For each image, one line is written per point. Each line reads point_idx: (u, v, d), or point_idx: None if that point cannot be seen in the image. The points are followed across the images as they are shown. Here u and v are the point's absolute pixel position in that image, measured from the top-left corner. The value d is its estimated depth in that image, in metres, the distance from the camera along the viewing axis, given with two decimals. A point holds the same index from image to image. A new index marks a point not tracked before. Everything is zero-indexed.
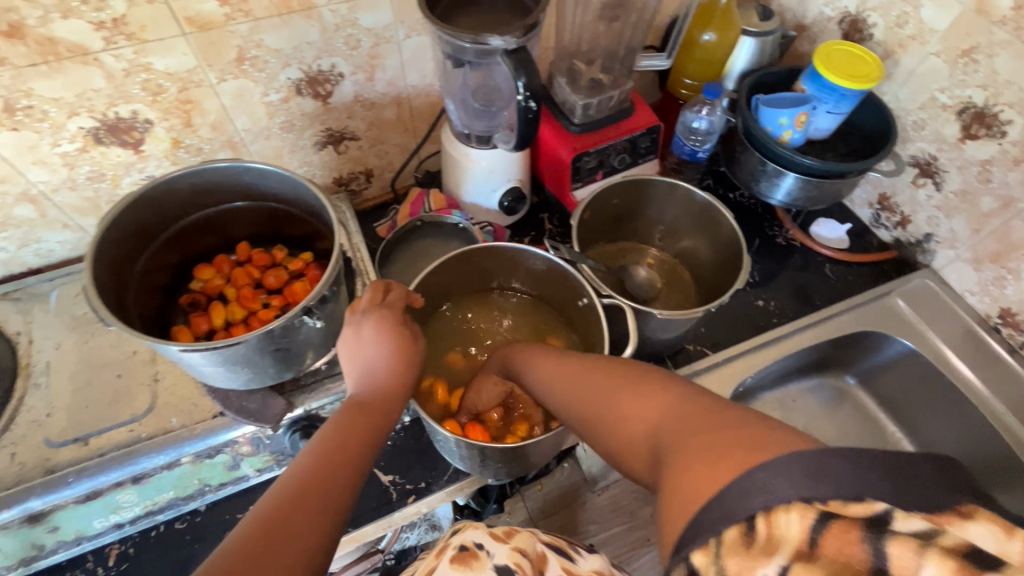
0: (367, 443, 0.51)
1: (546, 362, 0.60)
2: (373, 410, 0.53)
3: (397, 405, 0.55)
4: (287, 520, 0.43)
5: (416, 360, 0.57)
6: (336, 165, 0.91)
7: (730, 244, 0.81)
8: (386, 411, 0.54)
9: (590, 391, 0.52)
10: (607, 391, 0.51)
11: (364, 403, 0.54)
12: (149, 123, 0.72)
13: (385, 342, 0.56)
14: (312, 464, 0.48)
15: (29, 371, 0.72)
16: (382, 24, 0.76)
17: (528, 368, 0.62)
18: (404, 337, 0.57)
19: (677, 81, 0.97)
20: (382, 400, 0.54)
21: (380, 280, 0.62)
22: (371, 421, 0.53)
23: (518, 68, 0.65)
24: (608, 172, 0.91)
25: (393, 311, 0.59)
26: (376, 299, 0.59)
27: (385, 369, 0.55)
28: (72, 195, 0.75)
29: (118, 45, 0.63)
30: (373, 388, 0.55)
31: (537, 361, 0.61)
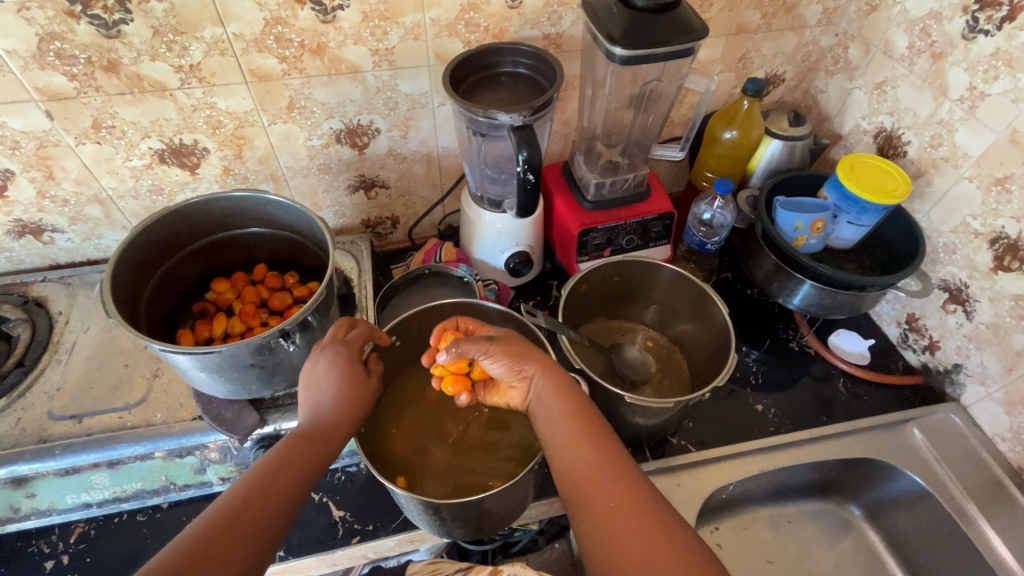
0: (306, 472, 0.54)
1: (563, 413, 0.61)
2: (316, 442, 0.57)
3: (340, 441, 0.58)
4: (216, 542, 0.47)
5: (361, 398, 0.61)
6: (365, 208, 0.99)
7: (722, 335, 0.79)
8: (330, 441, 0.57)
9: (595, 478, 0.57)
10: (610, 491, 0.56)
11: (310, 434, 0.57)
12: (206, 151, 0.83)
13: (336, 380, 0.59)
14: (249, 489, 0.51)
15: (57, 347, 0.81)
16: (419, 92, 0.84)
17: (543, 410, 0.63)
18: (354, 377, 0.61)
19: (699, 172, 0.99)
20: (324, 433, 0.57)
21: (346, 317, 0.66)
22: (314, 453, 0.56)
23: (520, 143, 0.70)
24: (615, 251, 0.92)
25: (349, 349, 0.62)
26: (337, 336, 0.63)
27: (331, 405, 0.59)
28: (133, 202, 0.86)
29: (191, 86, 0.75)
30: (319, 421, 0.58)
31: (554, 411, 0.62)
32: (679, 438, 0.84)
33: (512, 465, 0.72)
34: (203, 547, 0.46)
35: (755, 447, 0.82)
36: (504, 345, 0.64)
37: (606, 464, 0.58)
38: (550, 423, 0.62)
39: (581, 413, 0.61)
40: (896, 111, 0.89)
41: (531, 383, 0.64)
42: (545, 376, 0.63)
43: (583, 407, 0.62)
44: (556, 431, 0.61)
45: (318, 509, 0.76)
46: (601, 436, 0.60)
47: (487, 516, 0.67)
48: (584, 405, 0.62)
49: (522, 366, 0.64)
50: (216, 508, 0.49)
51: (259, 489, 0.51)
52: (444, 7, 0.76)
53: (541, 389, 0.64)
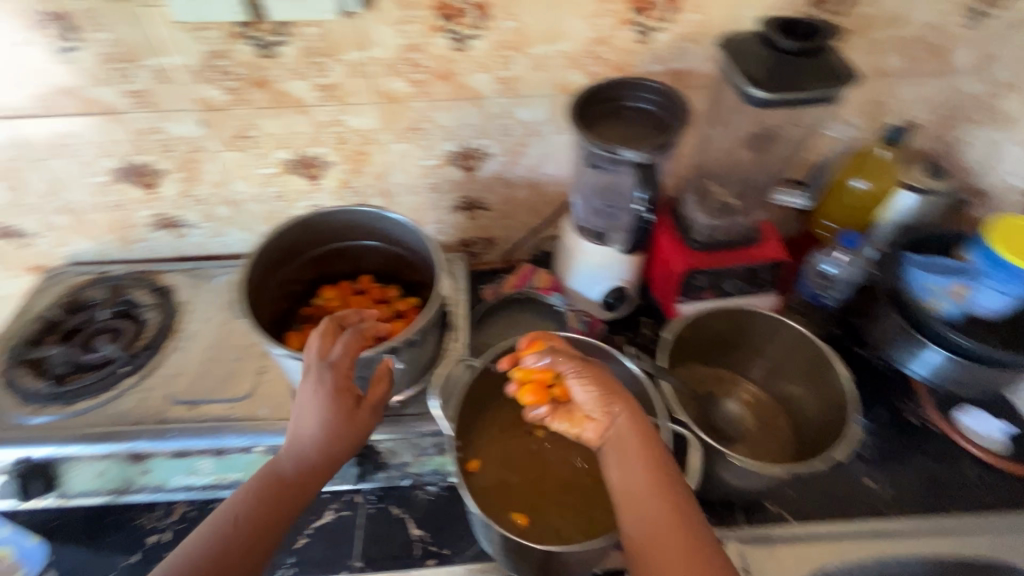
0: (272, 516, 0.57)
1: (645, 473, 0.58)
2: (310, 474, 0.59)
3: (325, 473, 0.61)
4: None
5: (345, 430, 0.60)
6: (464, 228, 1.01)
7: (836, 405, 0.73)
8: (303, 483, 0.59)
9: (668, 543, 0.53)
10: (677, 567, 0.52)
11: (279, 474, 0.59)
12: (330, 164, 0.87)
13: (317, 404, 0.60)
14: (214, 538, 0.54)
15: (180, 334, 0.87)
16: (535, 120, 0.85)
17: (618, 467, 0.59)
18: (340, 404, 0.61)
19: (816, 220, 0.94)
20: (316, 467, 0.60)
21: (330, 322, 0.66)
22: (295, 489, 0.58)
23: (643, 183, 0.70)
24: (719, 295, 0.88)
25: (335, 372, 0.62)
26: (323, 353, 0.63)
27: (310, 439, 0.59)
28: (258, 206, 0.93)
29: (327, 103, 0.79)
30: (306, 453, 0.59)
31: (632, 471, 0.58)
32: (772, 503, 0.77)
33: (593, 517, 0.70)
34: None
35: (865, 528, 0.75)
36: (596, 373, 0.64)
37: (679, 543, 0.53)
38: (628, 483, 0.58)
39: (660, 477, 0.57)
40: None
41: (610, 422, 0.62)
42: (626, 429, 0.61)
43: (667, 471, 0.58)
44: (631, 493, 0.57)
45: (398, 524, 0.77)
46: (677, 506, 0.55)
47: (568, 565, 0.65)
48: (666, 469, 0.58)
49: (605, 401, 0.63)
50: (177, 558, 0.52)
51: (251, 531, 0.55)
52: (573, 39, 0.76)
53: (620, 430, 0.61)
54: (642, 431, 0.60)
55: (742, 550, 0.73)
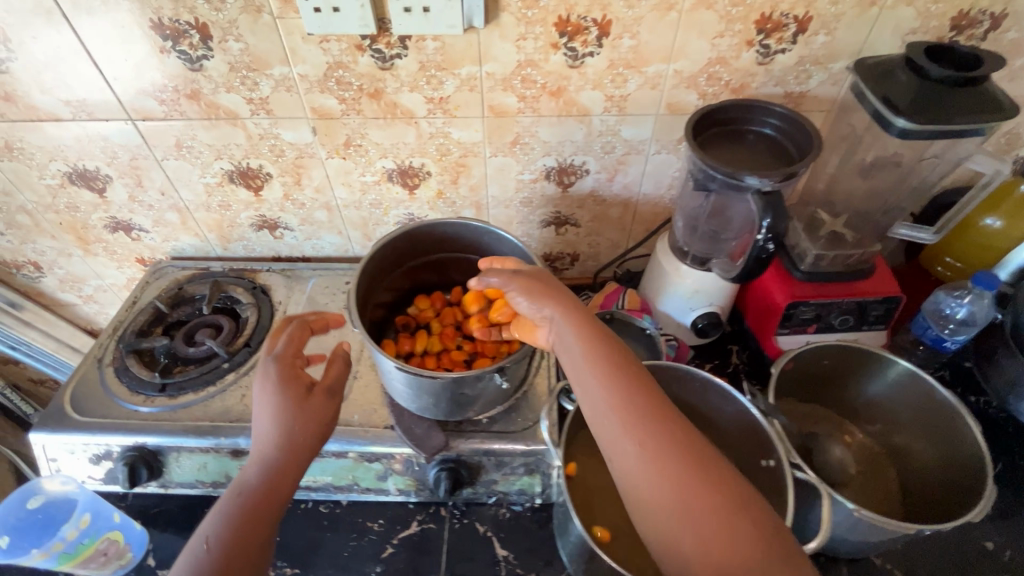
0: (266, 514, 0.53)
1: (635, 425, 0.52)
2: (288, 471, 0.56)
3: (299, 469, 0.57)
4: None
5: (307, 422, 0.58)
6: (551, 243, 1.00)
7: (967, 464, 0.68)
8: (285, 475, 0.56)
9: (646, 452, 0.51)
10: (667, 479, 0.49)
11: (248, 486, 0.54)
12: (429, 174, 0.88)
13: (276, 408, 0.57)
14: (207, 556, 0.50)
15: (275, 334, 0.89)
16: (639, 139, 0.83)
17: (609, 431, 0.53)
18: (297, 397, 0.58)
19: (935, 257, 0.88)
20: (287, 466, 0.56)
21: (278, 323, 0.66)
22: (274, 492, 0.55)
23: (767, 208, 0.66)
24: (822, 328, 0.84)
25: (280, 364, 0.60)
26: (269, 349, 0.62)
27: (272, 440, 0.56)
28: (354, 212, 0.94)
29: (435, 116, 0.80)
30: (273, 457, 0.56)
31: (624, 430, 0.52)
32: (881, 558, 0.73)
33: None
34: None
35: None
36: (532, 284, 0.63)
37: (697, 492, 0.49)
38: (622, 450, 0.52)
39: (655, 428, 0.51)
40: None
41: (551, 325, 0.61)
42: (597, 373, 0.55)
43: (659, 414, 0.53)
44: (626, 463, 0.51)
45: (483, 541, 0.76)
46: (684, 455, 0.50)
47: None
48: (657, 411, 0.53)
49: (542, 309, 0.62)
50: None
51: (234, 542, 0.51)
52: (691, 59, 0.74)
53: (572, 340, 0.58)
54: (586, 330, 0.58)
55: None
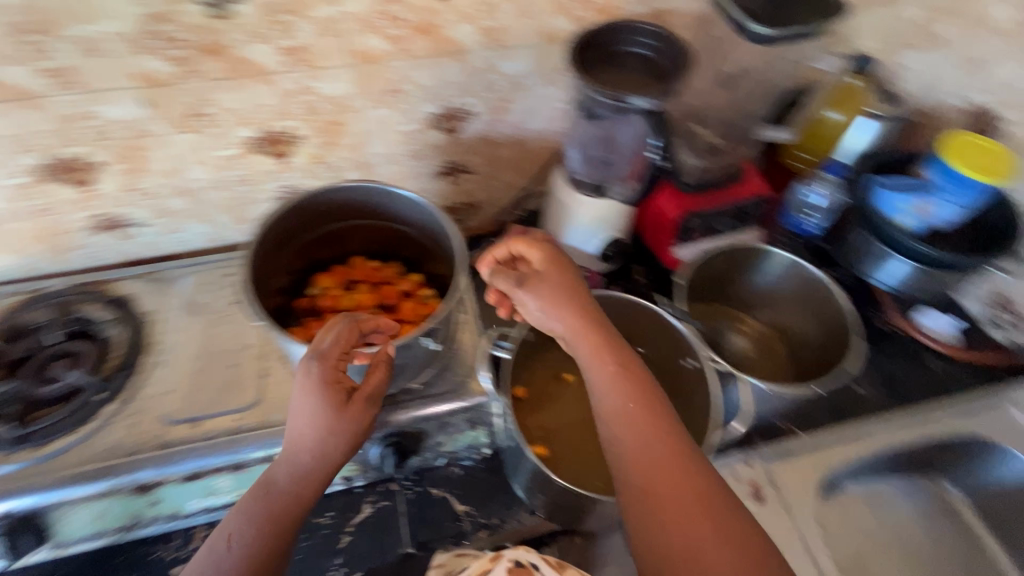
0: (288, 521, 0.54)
1: (636, 428, 0.55)
2: (305, 482, 0.56)
3: (321, 473, 0.57)
4: None
5: (335, 431, 0.56)
6: (447, 194, 0.96)
7: (837, 327, 0.81)
8: (309, 486, 0.56)
9: (632, 406, 0.55)
10: (646, 427, 0.55)
11: (273, 486, 0.56)
12: (301, 138, 0.79)
13: (308, 410, 0.55)
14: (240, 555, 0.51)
15: (156, 347, 0.78)
16: (521, 73, 0.81)
17: (611, 430, 0.56)
18: (331, 407, 0.56)
19: (790, 152, 1.00)
20: (311, 467, 0.56)
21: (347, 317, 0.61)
22: (290, 493, 0.55)
23: (656, 129, 0.71)
24: (711, 235, 0.91)
25: (324, 364, 0.57)
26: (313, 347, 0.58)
27: (302, 442, 0.55)
28: (219, 194, 0.82)
29: (294, 69, 0.70)
30: (297, 458, 0.56)
31: (627, 432, 0.54)
32: (784, 421, 0.86)
33: None
34: None
35: (864, 428, 0.83)
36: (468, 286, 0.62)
37: (698, 506, 0.50)
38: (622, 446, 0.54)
39: (637, 395, 0.56)
40: (995, 89, 0.88)
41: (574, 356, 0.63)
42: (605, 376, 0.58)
43: (659, 420, 0.55)
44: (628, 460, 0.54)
45: (441, 503, 0.76)
46: (688, 466, 0.53)
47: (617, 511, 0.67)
48: (660, 421, 0.55)
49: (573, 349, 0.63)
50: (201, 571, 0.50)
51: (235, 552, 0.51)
52: None
53: (545, 302, 0.62)
54: (568, 293, 0.62)
55: (766, 465, 0.79)
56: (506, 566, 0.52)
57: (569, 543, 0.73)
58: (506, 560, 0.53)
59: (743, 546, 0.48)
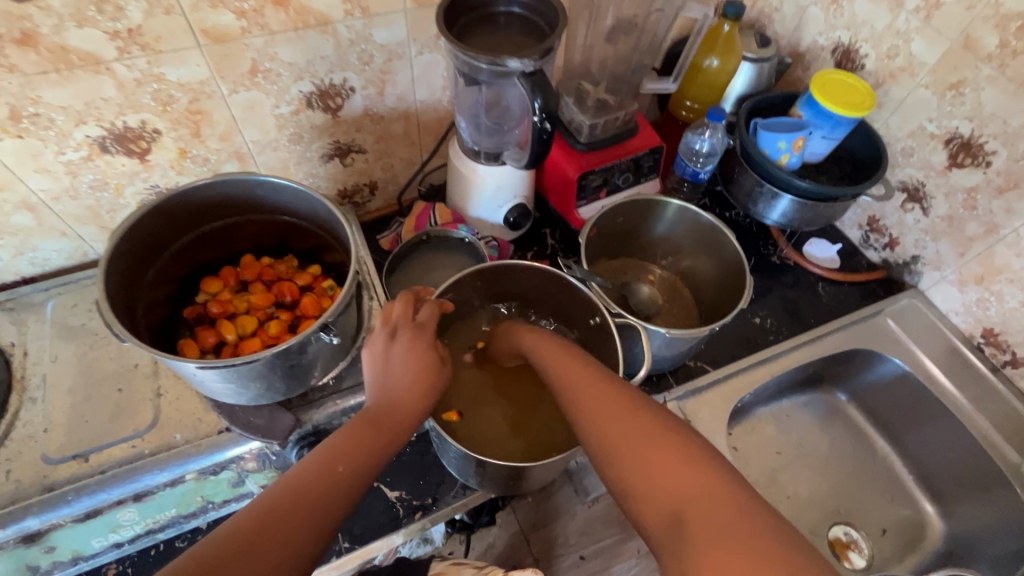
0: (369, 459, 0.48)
1: (580, 380, 0.56)
2: (381, 434, 0.50)
3: (406, 430, 0.53)
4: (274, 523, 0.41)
5: (436, 388, 0.55)
6: (341, 177, 0.91)
7: (734, 266, 0.83)
8: (397, 427, 0.52)
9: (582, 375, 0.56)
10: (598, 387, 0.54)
11: (377, 419, 0.51)
12: (158, 133, 0.71)
13: (411, 363, 0.55)
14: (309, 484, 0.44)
15: (25, 384, 0.70)
16: (396, 41, 0.76)
17: (560, 388, 0.57)
18: (429, 365, 0.55)
19: (678, 102, 1.01)
20: (393, 420, 0.52)
21: (411, 292, 0.62)
22: (378, 443, 0.50)
23: (535, 90, 0.67)
24: (611, 190, 0.93)
25: (423, 332, 0.58)
26: (406, 313, 0.59)
27: (405, 390, 0.53)
28: (73, 203, 0.74)
29: (131, 55, 0.63)
30: (388, 405, 0.52)
31: (574, 383, 0.56)
32: (695, 361, 0.91)
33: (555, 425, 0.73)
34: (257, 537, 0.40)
35: (761, 358, 0.90)
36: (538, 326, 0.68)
37: (643, 425, 0.49)
38: (572, 398, 0.55)
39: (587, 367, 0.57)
40: (853, 25, 0.93)
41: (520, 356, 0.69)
42: (554, 353, 0.62)
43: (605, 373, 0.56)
44: (579, 408, 0.54)
45: (371, 494, 0.75)
46: (627, 395, 0.53)
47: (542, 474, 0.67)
48: (607, 374, 0.57)
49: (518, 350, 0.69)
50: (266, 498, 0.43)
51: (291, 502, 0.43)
52: None
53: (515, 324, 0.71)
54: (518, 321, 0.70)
55: (680, 404, 0.85)
56: None
57: (522, 503, 1.02)
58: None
59: (692, 451, 0.46)
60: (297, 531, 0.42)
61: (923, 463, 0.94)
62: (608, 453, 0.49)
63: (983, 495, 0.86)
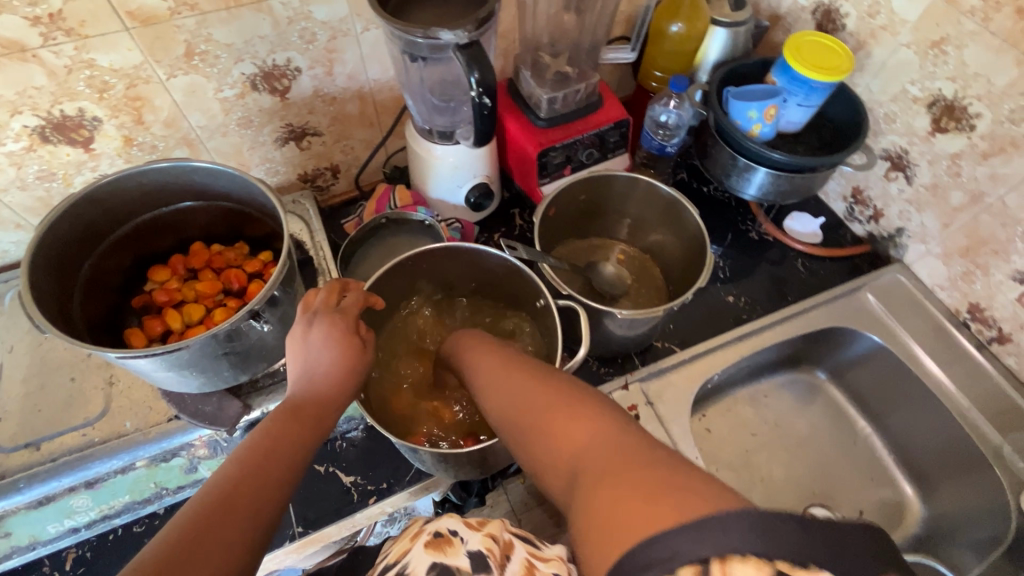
0: (294, 452, 0.49)
1: (489, 375, 0.54)
2: (307, 422, 0.51)
3: (333, 415, 0.54)
4: (203, 532, 0.41)
5: (359, 371, 0.56)
6: (299, 161, 0.90)
7: (696, 240, 0.80)
8: (321, 416, 0.53)
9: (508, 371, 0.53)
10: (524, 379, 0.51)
11: (300, 409, 0.52)
12: (98, 121, 0.70)
13: (331, 350, 0.54)
14: (230, 486, 0.44)
15: None
16: (338, 17, 0.74)
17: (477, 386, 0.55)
18: (352, 348, 0.55)
19: (648, 73, 0.97)
20: (317, 408, 0.53)
21: (337, 281, 0.60)
22: (306, 432, 0.51)
23: (470, 63, 0.64)
24: (575, 167, 0.90)
25: (346, 317, 0.57)
26: (330, 302, 0.58)
27: (326, 375, 0.54)
28: (22, 195, 0.74)
29: (57, 41, 0.61)
30: (311, 394, 0.53)
31: (484, 381, 0.54)
32: (662, 341, 0.89)
33: None
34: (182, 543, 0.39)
35: (733, 337, 0.87)
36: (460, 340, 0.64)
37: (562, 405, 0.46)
38: (484, 396, 0.54)
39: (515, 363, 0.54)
40: None
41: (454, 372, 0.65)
42: (468, 350, 0.60)
43: (513, 361, 0.55)
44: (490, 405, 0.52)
45: (327, 479, 0.75)
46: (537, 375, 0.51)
47: (491, 459, 0.66)
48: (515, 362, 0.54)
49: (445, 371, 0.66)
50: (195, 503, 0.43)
51: (223, 503, 0.43)
52: None
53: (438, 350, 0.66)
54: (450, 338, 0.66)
55: (643, 386, 0.83)
56: (423, 539, 0.52)
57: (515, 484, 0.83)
58: (426, 532, 0.52)
59: (600, 418, 0.43)
60: (237, 530, 0.42)
61: (903, 443, 0.90)
62: (521, 436, 0.47)
63: (963, 476, 0.82)
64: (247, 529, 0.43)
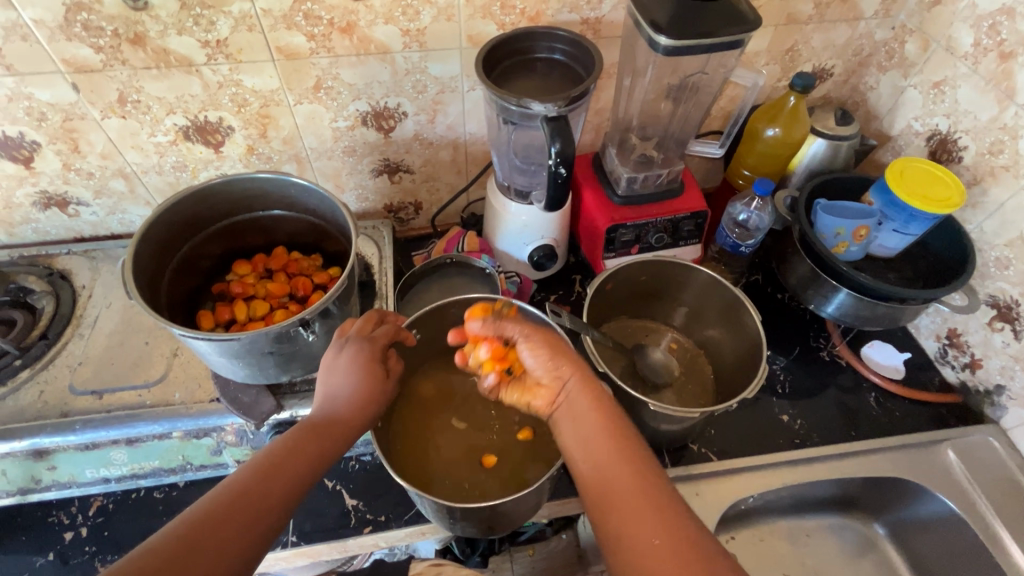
0: (307, 468, 0.51)
1: (626, 511, 0.50)
2: (321, 439, 0.53)
3: (350, 437, 0.56)
4: (211, 536, 0.44)
5: (377, 398, 0.58)
6: (388, 193, 0.97)
7: (752, 344, 0.76)
8: (338, 438, 0.54)
9: (641, 517, 0.50)
10: (659, 541, 0.48)
11: (319, 428, 0.54)
12: (231, 129, 0.81)
13: (355, 374, 0.57)
14: (242, 494, 0.47)
15: (79, 322, 0.81)
16: (449, 75, 0.81)
17: (603, 510, 0.52)
18: (371, 374, 0.58)
19: (736, 170, 0.96)
20: (334, 426, 0.55)
21: (375, 314, 0.65)
22: (323, 450, 0.53)
23: (554, 135, 0.67)
24: (643, 248, 0.89)
25: (372, 346, 0.60)
26: (362, 331, 0.61)
27: (347, 399, 0.56)
28: (157, 178, 0.86)
29: (217, 62, 0.73)
30: (330, 414, 0.55)
31: (614, 511, 0.51)
32: (698, 445, 0.82)
33: (513, 477, 0.68)
34: (191, 544, 0.43)
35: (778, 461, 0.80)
36: (576, 369, 0.60)
37: None
38: (617, 531, 0.50)
39: (650, 505, 0.50)
40: (954, 112, 0.82)
41: (563, 390, 0.60)
42: (594, 440, 0.55)
43: (652, 500, 0.51)
44: (623, 548, 0.49)
45: (331, 496, 0.76)
46: (683, 547, 0.48)
47: (501, 517, 0.63)
48: (652, 501, 0.51)
49: (560, 364, 0.60)
50: (211, 501, 0.46)
51: (228, 507, 0.46)
52: None
53: (564, 386, 0.60)
54: (595, 394, 0.58)
55: None
56: None
57: (522, 555, 0.80)
58: None
59: None
60: (240, 537, 0.45)
61: None
62: None
63: None
64: (248, 540, 0.45)
